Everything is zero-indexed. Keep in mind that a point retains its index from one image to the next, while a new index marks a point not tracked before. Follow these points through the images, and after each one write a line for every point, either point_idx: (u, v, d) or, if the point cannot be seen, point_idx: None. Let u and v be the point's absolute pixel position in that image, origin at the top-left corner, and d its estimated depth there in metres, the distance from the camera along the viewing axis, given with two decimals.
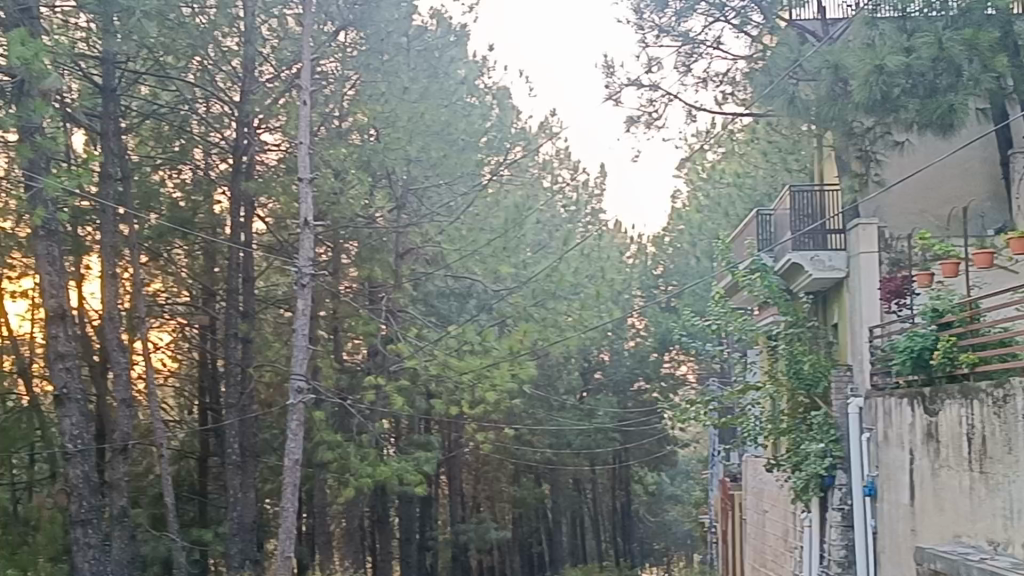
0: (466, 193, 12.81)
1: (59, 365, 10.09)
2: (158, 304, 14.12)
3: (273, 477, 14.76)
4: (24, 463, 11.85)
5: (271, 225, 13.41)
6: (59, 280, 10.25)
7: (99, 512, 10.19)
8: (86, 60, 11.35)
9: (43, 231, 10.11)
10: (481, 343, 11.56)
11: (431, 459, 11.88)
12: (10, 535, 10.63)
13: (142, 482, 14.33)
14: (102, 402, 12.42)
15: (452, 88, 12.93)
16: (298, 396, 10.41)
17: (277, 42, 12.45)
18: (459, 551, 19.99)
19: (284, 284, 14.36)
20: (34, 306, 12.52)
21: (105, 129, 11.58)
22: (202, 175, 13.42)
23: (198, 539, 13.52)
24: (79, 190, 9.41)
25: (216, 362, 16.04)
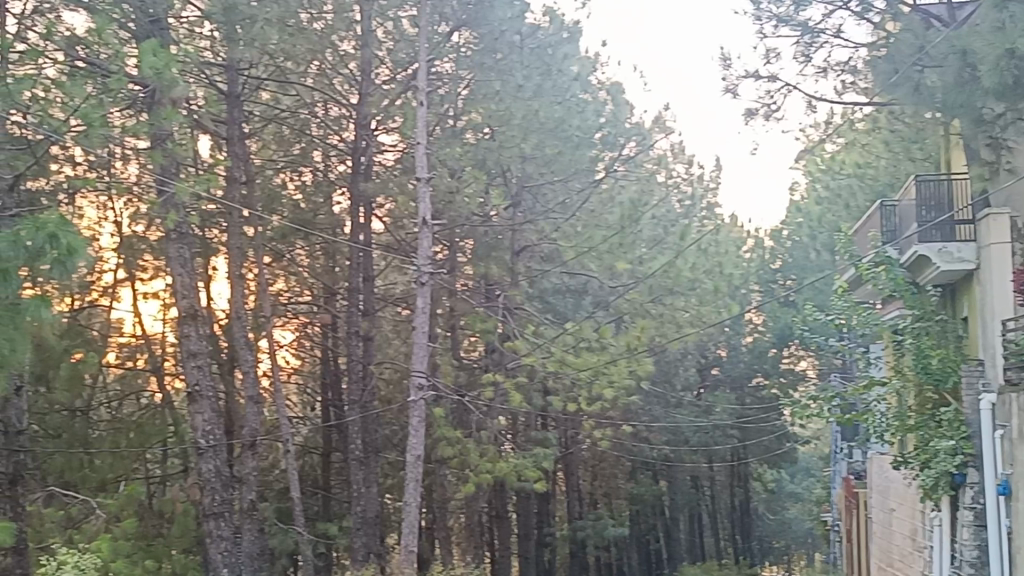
0: (582, 189, 12.97)
1: (191, 363, 10.43)
2: (282, 304, 14.48)
3: (394, 473, 15.01)
4: (158, 459, 12.32)
5: (388, 225, 13.61)
6: (190, 281, 10.60)
7: (230, 505, 10.54)
8: (211, 68, 11.70)
9: (175, 235, 10.50)
10: (598, 340, 11.54)
11: (550, 455, 11.92)
12: (147, 527, 11.04)
13: (268, 477, 14.72)
14: (231, 399, 12.83)
15: (566, 85, 12.91)
16: (419, 393, 10.61)
17: (392, 45, 12.63)
18: (577, 548, 19.99)
19: (403, 283, 14.58)
20: (166, 306, 12.99)
21: (231, 135, 11.99)
22: (322, 177, 13.71)
23: (323, 533, 13.83)
24: (209, 193, 9.76)
25: (338, 360, 16.38)
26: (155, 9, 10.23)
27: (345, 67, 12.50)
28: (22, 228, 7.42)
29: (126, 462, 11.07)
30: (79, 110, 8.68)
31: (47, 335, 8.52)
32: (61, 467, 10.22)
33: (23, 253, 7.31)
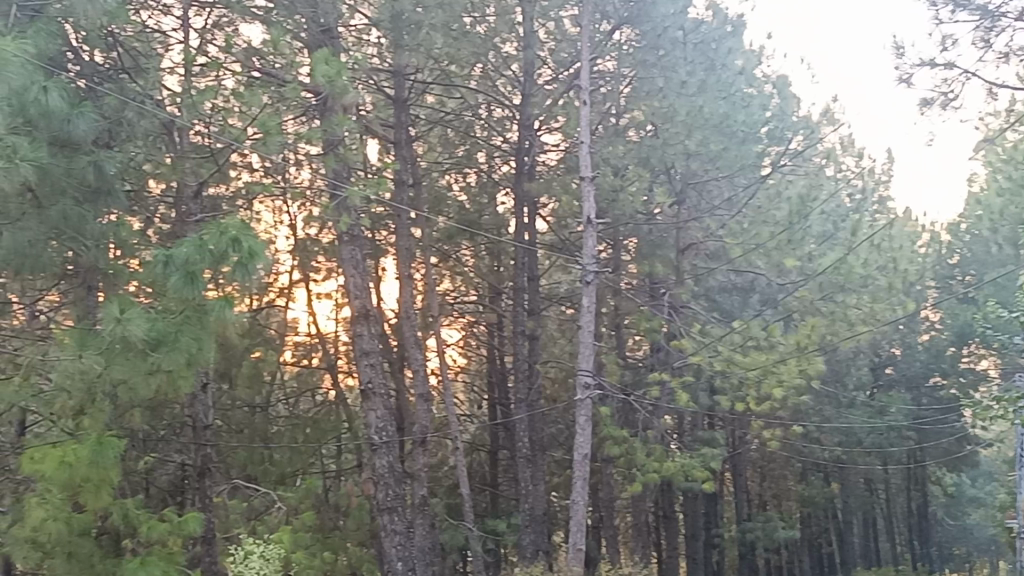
0: (748, 185, 12.73)
1: (364, 362, 10.72)
2: (450, 304, 14.74)
3: (561, 471, 15.09)
4: (333, 454, 12.71)
5: (553, 224, 13.70)
6: (362, 282, 10.91)
7: (403, 500, 10.79)
8: (379, 75, 12.02)
9: (348, 237, 10.85)
10: (766, 339, 11.46)
11: (718, 455, 11.74)
12: (323, 520, 11.43)
13: (438, 473, 15.01)
14: (402, 396, 13.14)
15: (731, 80, 12.63)
16: (586, 392, 10.63)
17: (554, 45, 12.68)
18: (746, 549, 19.66)
19: (567, 282, 14.65)
20: (339, 306, 13.42)
21: (399, 138, 12.27)
22: (486, 178, 13.91)
23: (492, 530, 14.01)
24: (379, 196, 10.01)
25: (504, 359, 16.60)
26: (326, 18, 10.59)
27: (508, 68, 12.73)
28: (207, 233, 7.83)
29: (304, 456, 11.46)
30: (257, 119, 9.05)
31: (231, 334, 8.91)
32: (243, 461, 10.63)
33: (209, 257, 7.68)
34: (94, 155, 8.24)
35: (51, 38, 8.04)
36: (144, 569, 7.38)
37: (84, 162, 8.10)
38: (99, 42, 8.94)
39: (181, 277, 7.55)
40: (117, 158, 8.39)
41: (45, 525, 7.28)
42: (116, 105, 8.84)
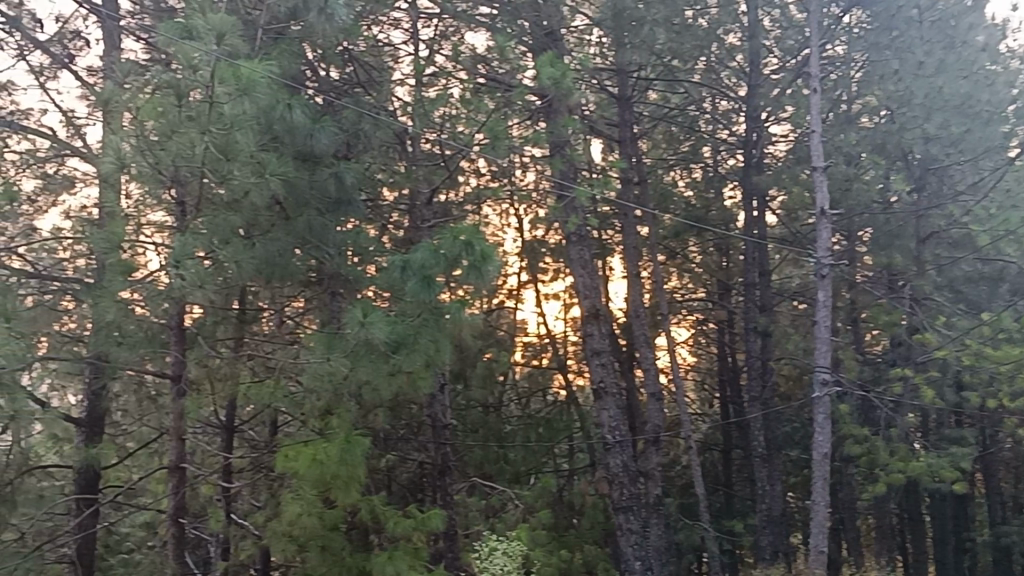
0: (994, 168, 11.97)
1: (595, 361, 10.77)
2: (678, 301, 14.63)
3: (798, 470, 14.68)
4: (566, 454, 12.78)
5: (782, 217, 13.37)
6: (592, 283, 10.96)
7: (639, 499, 10.76)
8: (602, 75, 12.05)
9: (575, 238, 10.92)
10: (1020, 331, 10.75)
11: (969, 455, 11.10)
12: (558, 519, 11.54)
13: (671, 472, 14.90)
14: (633, 395, 13.08)
15: (972, 58, 11.96)
16: (824, 389, 10.26)
17: (779, 32, 12.47)
18: (1001, 555, 18.52)
19: (800, 276, 14.26)
20: (568, 306, 13.61)
21: (623, 137, 12.26)
22: (712, 172, 13.71)
23: (729, 530, 13.76)
24: (606, 195, 9.98)
25: (735, 356, 16.34)
26: (549, 21, 10.70)
27: (733, 59, 12.52)
28: (443, 237, 8.01)
29: (538, 455, 11.61)
30: (485, 125, 9.14)
31: (467, 336, 9.12)
32: (480, 460, 10.83)
33: (443, 261, 7.89)
34: (334, 166, 8.60)
35: (295, 58, 8.48)
36: (392, 565, 7.76)
37: (326, 174, 8.50)
38: (336, 59, 9.33)
39: (418, 282, 7.87)
40: (355, 169, 8.75)
41: (300, 520, 7.63)
42: (354, 117, 9.17)
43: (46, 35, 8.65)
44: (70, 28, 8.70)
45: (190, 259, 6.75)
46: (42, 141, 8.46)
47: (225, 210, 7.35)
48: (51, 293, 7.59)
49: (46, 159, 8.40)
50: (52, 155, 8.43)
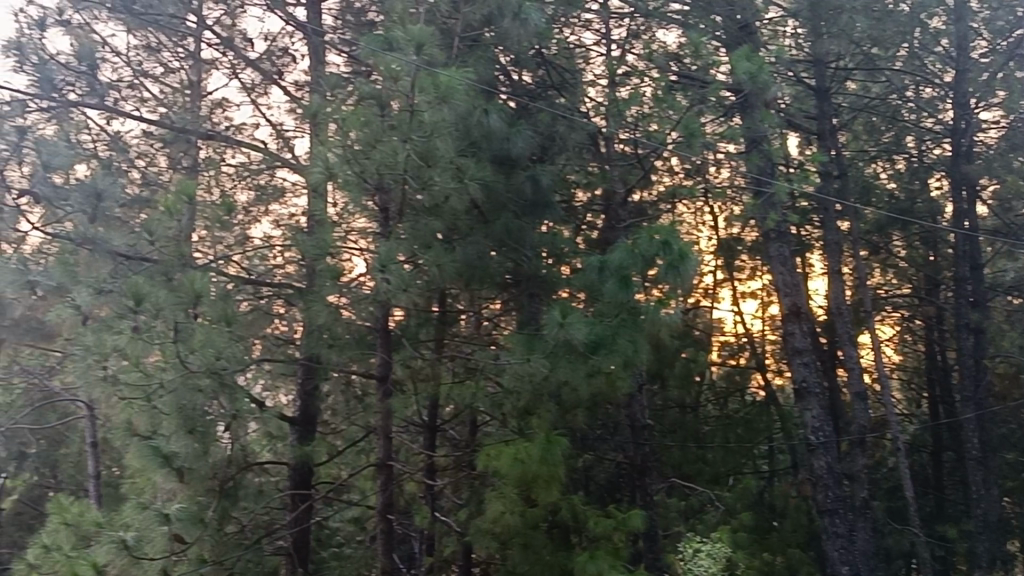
0: None
1: (797, 361, 10.54)
2: (882, 297, 14.14)
3: (1016, 473, 13.94)
4: (766, 455, 12.48)
5: (995, 208, 12.75)
6: (792, 280, 10.74)
7: (845, 502, 10.46)
8: (798, 67, 11.77)
9: (774, 234, 10.72)
10: None
11: None
12: (760, 521, 11.34)
13: (877, 474, 14.41)
14: (836, 395, 12.72)
15: None
16: None
17: (988, 13, 11.81)
18: None
19: (1015, 269, 13.55)
20: (765, 304, 13.37)
21: (822, 129, 11.94)
22: (917, 163, 13.14)
23: (942, 536, 13.19)
24: (806, 189, 9.73)
25: (945, 353, 15.67)
26: (743, 14, 10.52)
27: (938, 43, 11.90)
28: (641, 236, 8.03)
29: (738, 456, 11.43)
30: (681, 123, 9.04)
31: (665, 335, 9.09)
32: (678, 461, 10.75)
33: (640, 261, 7.93)
34: (531, 169, 8.72)
35: (490, 64, 8.64)
36: (593, 564, 7.73)
37: (523, 177, 8.62)
38: (529, 63, 9.44)
39: (616, 282, 7.93)
40: (550, 171, 8.85)
41: (503, 517, 7.73)
42: (548, 120, 9.30)
43: (256, 53, 9.09)
44: (279, 45, 9.08)
45: (395, 263, 6.98)
46: (252, 152, 8.89)
47: (427, 215, 7.57)
48: (263, 297, 7.92)
49: (257, 170, 8.77)
50: (263, 168, 8.75)
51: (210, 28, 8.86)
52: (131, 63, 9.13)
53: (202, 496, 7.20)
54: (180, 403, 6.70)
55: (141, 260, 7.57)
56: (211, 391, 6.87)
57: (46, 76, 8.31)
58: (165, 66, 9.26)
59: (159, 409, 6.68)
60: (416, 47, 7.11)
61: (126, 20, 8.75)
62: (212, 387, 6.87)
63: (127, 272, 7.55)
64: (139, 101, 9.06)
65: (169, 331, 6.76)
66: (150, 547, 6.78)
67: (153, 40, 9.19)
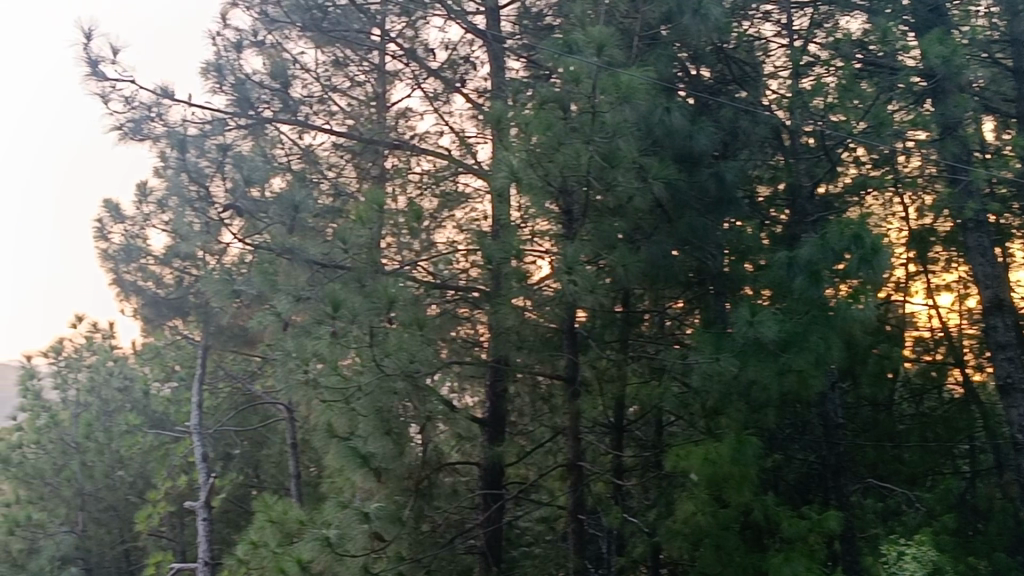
0: None
1: (1001, 355, 10.07)
2: None
3: None
4: (967, 454, 11.96)
5: None
6: (993, 271, 10.27)
7: None
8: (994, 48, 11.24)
9: (972, 224, 10.28)
10: None
11: None
12: (964, 523, 10.87)
13: None
14: None
15: None
16: None
17: None
18: None
19: None
20: (965, 296, 12.73)
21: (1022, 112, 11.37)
22: None
23: None
24: (1007, 175, 9.26)
25: None
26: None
27: None
28: (830, 230, 7.92)
29: (938, 456, 10.97)
30: (870, 113, 8.82)
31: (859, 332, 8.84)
32: (873, 460, 10.41)
33: (831, 256, 7.81)
34: (715, 165, 8.58)
35: (671, 62, 8.54)
36: (788, 566, 7.50)
37: (707, 174, 8.50)
38: (708, 58, 9.31)
39: (805, 278, 7.81)
40: (735, 167, 8.69)
41: (693, 518, 7.64)
42: (731, 115, 9.17)
43: (438, 63, 9.22)
44: (459, 54, 9.19)
45: (581, 265, 7.03)
46: (438, 161, 8.98)
47: (611, 216, 7.55)
48: (452, 302, 8.08)
49: (442, 177, 8.83)
50: (448, 175, 8.83)
51: (393, 41, 9.09)
52: (321, 79, 9.47)
53: (398, 495, 7.41)
54: (377, 404, 6.89)
55: (335, 267, 7.77)
56: (406, 393, 6.99)
57: (244, 94, 8.71)
58: (352, 80, 9.56)
59: (357, 411, 6.91)
60: (597, 48, 7.16)
61: (315, 38, 9.16)
62: (405, 388, 6.97)
63: (323, 280, 7.77)
64: (329, 115, 9.35)
65: (365, 336, 6.92)
66: (351, 544, 6.98)
67: (340, 54, 9.54)
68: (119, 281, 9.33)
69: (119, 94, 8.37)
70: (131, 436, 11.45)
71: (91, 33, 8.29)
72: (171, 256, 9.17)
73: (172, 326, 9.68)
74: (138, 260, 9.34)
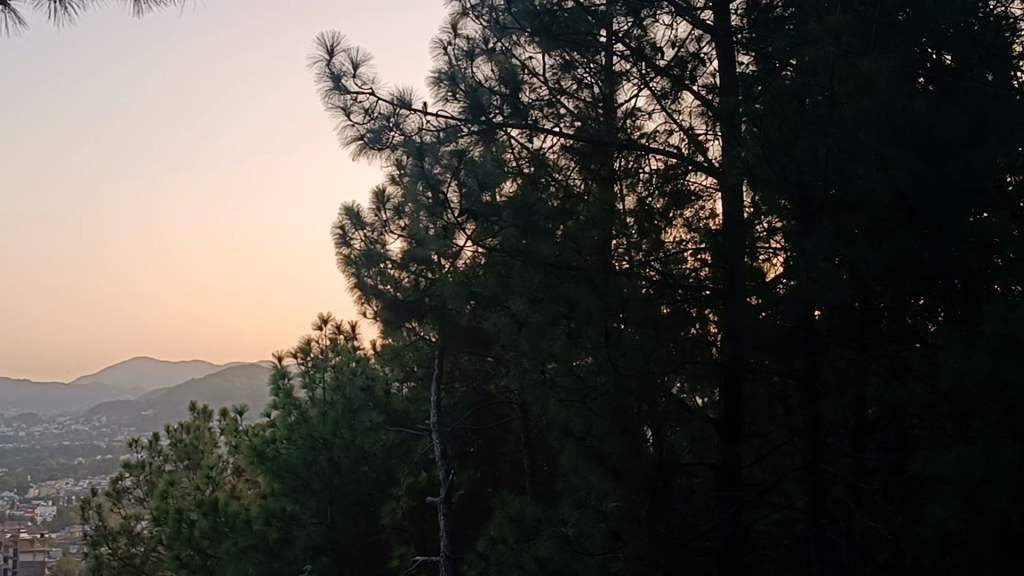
0: None
1: None
2: None
3: None
4: None
5: None
6: None
7: None
8: None
9: None
10: None
11: None
12: None
13: None
14: None
15: None
16: None
17: None
18: None
19: None
20: None
21: None
22: None
23: None
24: None
25: None
26: None
27: None
28: None
29: None
30: None
31: None
32: None
33: None
34: None
35: (911, 50, 8.14)
36: None
37: None
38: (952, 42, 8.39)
39: None
40: None
41: (944, 524, 6.57)
42: None
43: (665, 61, 8.71)
44: (686, 51, 8.65)
45: (822, 261, 6.86)
46: (667, 159, 8.47)
47: None
48: (683, 301, 7.69)
49: (671, 174, 8.27)
50: (677, 171, 8.28)
51: (619, 41, 8.67)
52: (548, 82, 9.14)
53: (635, 494, 7.05)
54: (612, 405, 6.85)
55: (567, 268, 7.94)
56: (641, 394, 6.83)
57: (476, 101, 8.63)
58: (579, 82, 9.11)
59: (592, 410, 6.94)
60: (834, 38, 6.79)
61: (544, 43, 8.91)
62: (642, 389, 6.81)
63: (556, 282, 7.52)
64: (558, 117, 8.99)
65: (600, 337, 6.84)
66: (587, 542, 6.98)
67: (567, 57, 9.03)
68: (361, 286, 9.45)
69: (360, 106, 8.73)
70: (376, 433, 10.87)
71: (332, 49, 8.70)
72: (408, 260, 9.51)
73: (410, 329, 9.78)
74: (378, 265, 9.45)
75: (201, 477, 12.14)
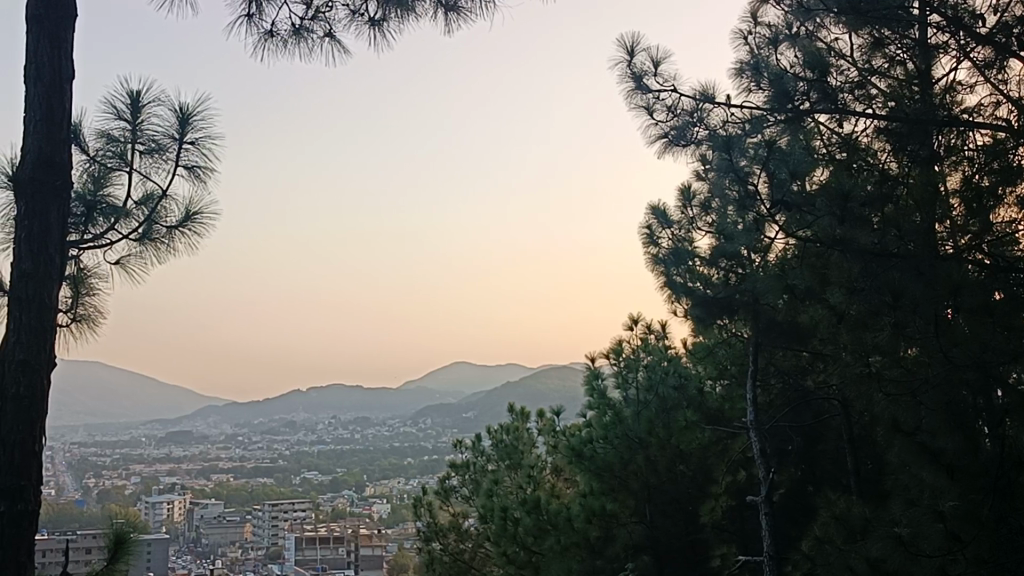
0: None
1: None
2: None
3: None
4: None
5: None
6: None
7: None
8: None
9: None
10: None
11: None
12: None
13: None
14: None
15: None
16: None
17: None
18: None
19: None
20: None
21: None
22: None
23: None
24: None
25: None
26: None
27: None
28: None
29: None
30: None
31: None
32: None
33: None
34: None
35: None
36: None
37: None
38: None
39: None
40: None
41: None
42: None
43: (987, 29, 6.98)
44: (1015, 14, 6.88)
45: None
46: (993, 133, 6.89)
47: None
48: (1019, 287, 6.09)
49: (998, 150, 6.72)
50: (1004, 148, 6.66)
51: (934, 12, 7.13)
52: (859, 63, 7.85)
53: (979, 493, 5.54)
54: (946, 399, 5.79)
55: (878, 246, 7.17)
56: (979, 387, 5.67)
57: (780, 88, 7.78)
58: (892, 60, 7.68)
59: (922, 405, 5.86)
60: None
61: (850, 21, 7.69)
62: (978, 381, 5.67)
63: (877, 271, 6.52)
64: (869, 99, 7.61)
65: (928, 327, 5.91)
66: (926, 544, 5.61)
67: (876, 33, 7.67)
68: (671, 285, 8.97)
69: (662, 104, 8.71)
70: (689, 432, 9.23)
71: (632, 49, 8.74)
72: (717, 256, 8.76)
73: (719, 326, 9.00)
74: (687, 263, 8.91)
75: (523, 477, 12.51)
